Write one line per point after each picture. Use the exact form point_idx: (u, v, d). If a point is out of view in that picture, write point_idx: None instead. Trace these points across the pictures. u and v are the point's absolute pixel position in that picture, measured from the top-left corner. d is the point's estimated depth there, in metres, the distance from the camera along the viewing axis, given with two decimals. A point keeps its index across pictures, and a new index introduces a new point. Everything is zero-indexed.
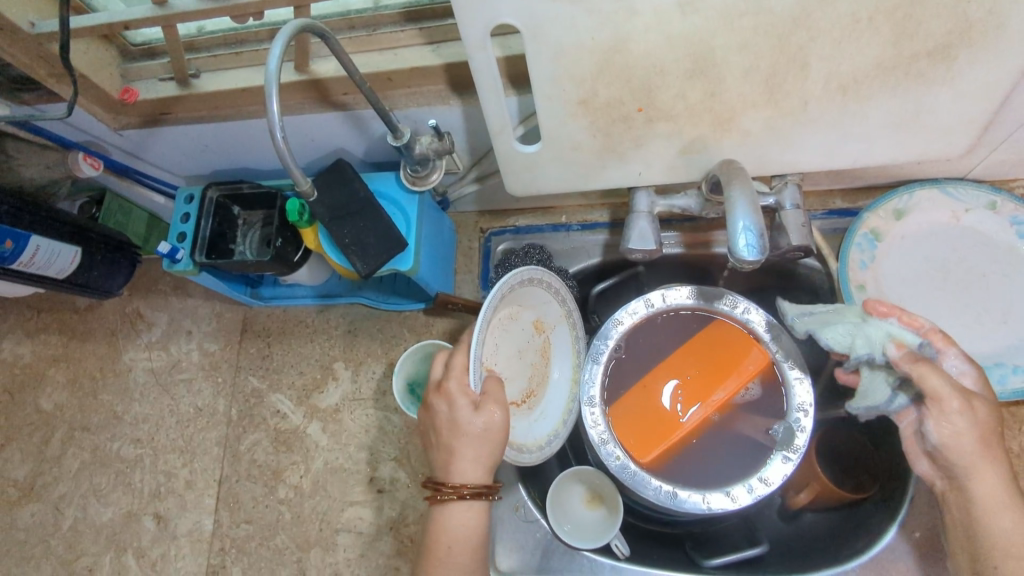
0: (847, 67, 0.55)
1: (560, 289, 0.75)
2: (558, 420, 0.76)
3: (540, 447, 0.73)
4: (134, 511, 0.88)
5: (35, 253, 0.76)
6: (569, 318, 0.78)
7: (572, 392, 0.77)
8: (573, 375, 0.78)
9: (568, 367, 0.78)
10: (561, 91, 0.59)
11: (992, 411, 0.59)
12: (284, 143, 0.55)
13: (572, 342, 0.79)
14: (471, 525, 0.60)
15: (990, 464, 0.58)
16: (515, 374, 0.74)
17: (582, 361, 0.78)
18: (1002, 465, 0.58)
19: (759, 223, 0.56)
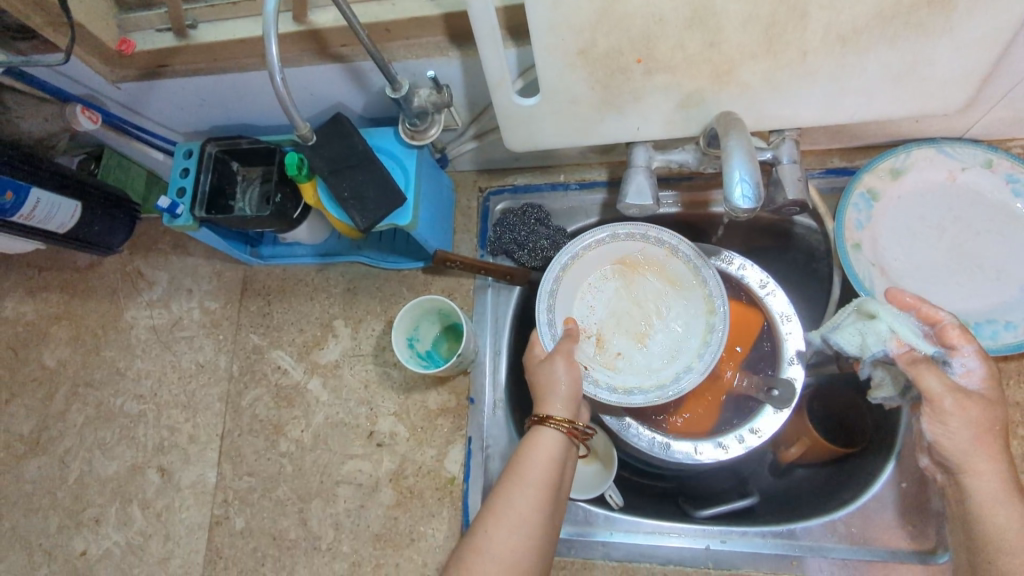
0: (846, 16, 0.55)
1: (651, 230, 0.76)
2: (694, 356, 0.74)
3: (663, 384, 0.73)
4: (139, 464, 0.90)
5: (35, 207, 0.77)
6: (684, 257, 0.76)
7: (708, 322, 0.74)
8: (706, 318, 0.75)
9: (698, 304, 0.76)
10: (560, 40, 0.58)
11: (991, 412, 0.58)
12: (284, 89, 0.55)
13: (695, 276, 0.76)
14: (545, 454, 0.61)
15: (987, 466, 0.58)
16: (633, 335, 0.77)
17: (713, 294, 0.75)
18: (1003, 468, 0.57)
19: (756, 174, 0.57)
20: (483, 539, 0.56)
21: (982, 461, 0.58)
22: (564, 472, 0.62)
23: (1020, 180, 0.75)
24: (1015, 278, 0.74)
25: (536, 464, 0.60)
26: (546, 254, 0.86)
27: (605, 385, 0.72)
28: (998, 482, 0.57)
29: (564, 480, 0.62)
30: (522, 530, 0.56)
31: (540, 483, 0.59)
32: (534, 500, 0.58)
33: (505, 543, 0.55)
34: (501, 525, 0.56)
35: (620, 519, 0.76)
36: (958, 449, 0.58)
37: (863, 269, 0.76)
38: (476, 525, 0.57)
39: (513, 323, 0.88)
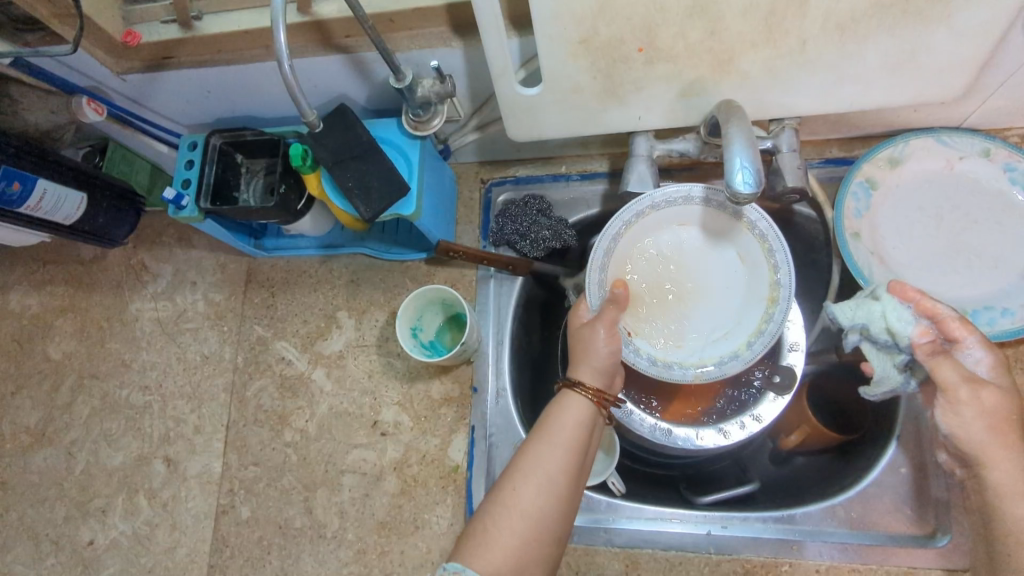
0: (845, 4, 0.55)
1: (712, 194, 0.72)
2: (744, 343, 0.70)
3: (705, 365, 0.70)
4: (145, 455, 0.91)
5: (42, 198, 0.78)
6: (759, 235, 0.71)
7: (766, 312, 0.70)
8: (766, 306, 0.70)
9: (763, 289, 0.71)
10: (563, 30, 0.59)
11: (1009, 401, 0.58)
12: (291, 76, 0.56)
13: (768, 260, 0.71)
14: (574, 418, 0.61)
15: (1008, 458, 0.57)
16: (685, 305, 0.74)
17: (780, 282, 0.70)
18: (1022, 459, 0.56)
19: (756, 161, 0.57)
20: (508, 496, 0.57)
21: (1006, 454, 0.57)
22: (592, 437, 0.62)
23: (1018, 169, 0.76)
24: (1013, 265, 0.75)
25: (566, 427, 0.60)
26: (548, 245, 0.87)
27: (644, 355, 0.70)
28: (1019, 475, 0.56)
29: (591, 446, 0.62)
30: (549, 489, 0.57)
31: (568, 446, 0.59)
32: (563, 462, 0.58)
33: (530, 500, 0.56)
34: (527, 483, 0.57)
35: (622, 505, 0.77)
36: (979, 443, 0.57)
37: (862, 257, 0.77)
38: (502, 482, 0.58)
39: (515, 314, 0.89)
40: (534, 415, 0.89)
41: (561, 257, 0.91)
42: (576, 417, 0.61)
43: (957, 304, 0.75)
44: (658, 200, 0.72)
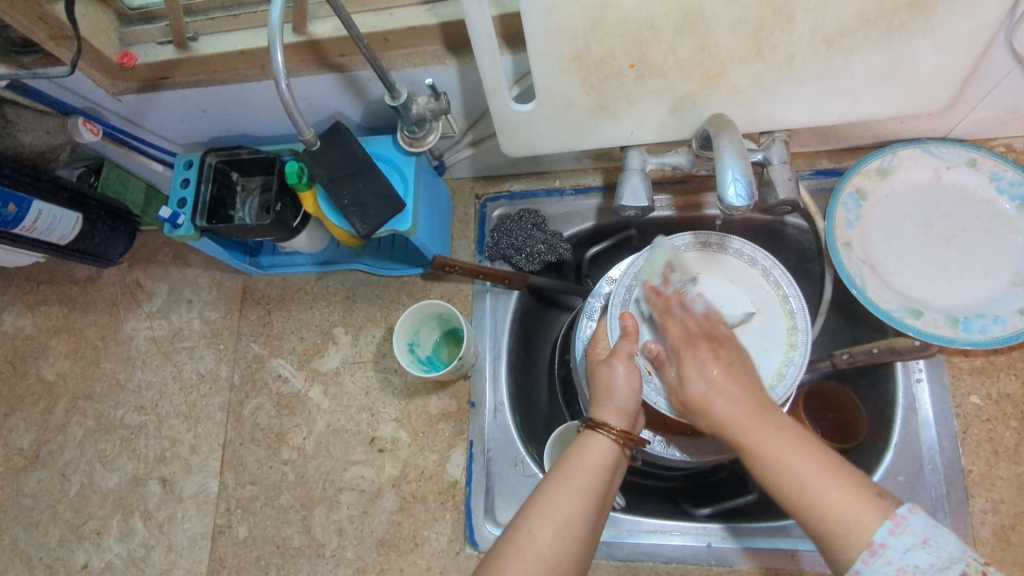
0: (831, 19, 0.57)
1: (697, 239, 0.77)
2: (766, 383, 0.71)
3: None
4: (140, 476, 0.90)
5: (37, 219, 0.78)
6: (772, 281, 0.75)
7: (785, 357, 0.71)
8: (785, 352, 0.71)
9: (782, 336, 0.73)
10: (555, 47, 0.60)
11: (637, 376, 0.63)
12: (290, 95, 0.57)
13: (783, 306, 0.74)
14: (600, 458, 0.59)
15: (750, 412, 0.54)
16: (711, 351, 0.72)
17: (798, 329, 0.72)
18: (756, 407, 0.55)
19: (748, 173, 0.58)
20: (523, 539, 0.54)
21: (734, 409, 0.55)
22: (613, 479, 0.60)
23: (1003, 178, 0.77)
24: (1002, 272, 0.75)
25: (585, 468, 0.58)
26: (543, 259, 0.87)
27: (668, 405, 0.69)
28: (768, 425, 0.53)
29: (613, 488, 0.60)
30: (565, 534, 0.54)
31: (587, 488, 0.57)
32: (581, 505, 0.55)
33: (547, 542, 0.53)
34: (545, 526, 0.54)
35: (623, 518, 0.77)
36: (725, 413, 0.55)
37: (855, 267, 0.77)
38: (516, 524, 0.55)
39: (511, 327, 0.89)
40: (532, 428, 0.89)
41: (557, 270, 0.92)
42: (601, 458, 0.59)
43: (949, 312, 0.75)
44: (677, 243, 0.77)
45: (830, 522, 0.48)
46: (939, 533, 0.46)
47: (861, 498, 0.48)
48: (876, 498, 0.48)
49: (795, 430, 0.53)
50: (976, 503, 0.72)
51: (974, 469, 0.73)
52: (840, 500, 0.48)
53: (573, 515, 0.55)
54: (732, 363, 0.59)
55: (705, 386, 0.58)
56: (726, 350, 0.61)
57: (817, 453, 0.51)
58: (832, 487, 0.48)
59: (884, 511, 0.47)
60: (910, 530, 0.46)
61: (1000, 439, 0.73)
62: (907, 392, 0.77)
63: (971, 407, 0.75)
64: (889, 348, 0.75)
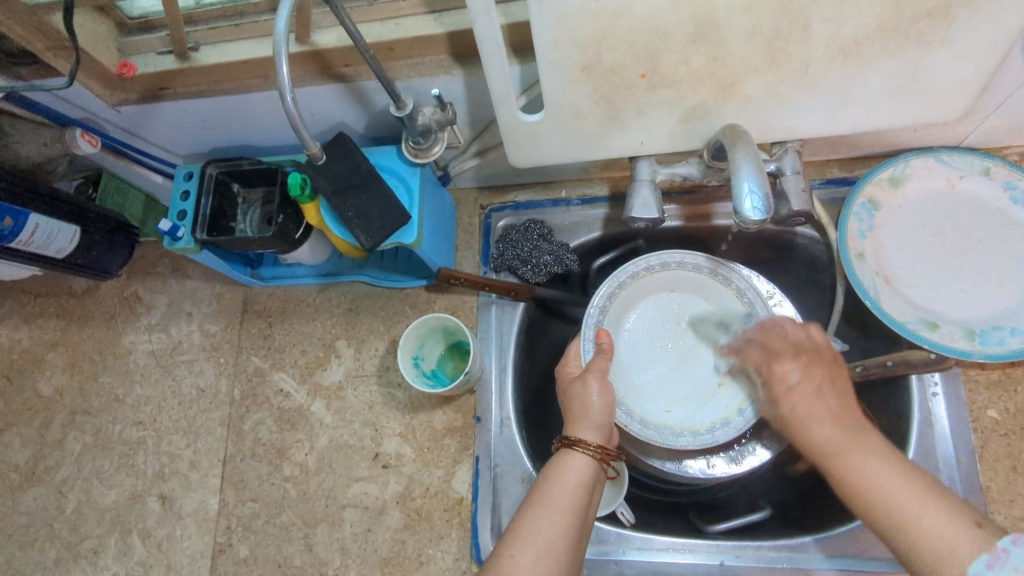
0: (848, 29, 0.55)
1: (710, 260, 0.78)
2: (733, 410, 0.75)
3: (694, 431, 0.75)
4: (139, 493, 0.88)
5: (33, 232, 0.77)
6: (746, 301, 0.77)
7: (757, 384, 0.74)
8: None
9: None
10: (565, 57, 0.59)
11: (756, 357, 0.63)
12: (295, 108, 0.55)
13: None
14: (580, 476, 0.59)
15: (838, 435, 0.52)
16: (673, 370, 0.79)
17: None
18: (846, 428, 0.53)
19: (764, 185, 0.57)
20: (507, 564, 0.52)
21: (826, 433, 0.53)
22: (592, 498, 0.59)
23: (1018, 188, 0.76)
24: (1018, 283, 0.74)
25: (563, 488, 0.57)
26: (549, 270, 0.86)
27: (639, 419, 0.74)
28: (857, 448, 0.51)
29: (592, 507, 0.59)
30: (549, 557, 0.53)
31: (566, 508, 0.56)
32: (563, 525, 0.54)
33: (530, 565, 0.52)
34: (528, 548, 0.53)
35: (633, 536, 0.75)
36: (819, 437, 0.53)
37: (868, 278, 0.76)
38: (501, 548, 0.54)
39: (517, 339, 0.88)
40: (538, 443, 0.87)
41: (562, 280, 0.91)
42: (581, 479, 0.59)
43: (964, 325, 0.74)
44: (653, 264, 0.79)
45: (922, 549, 0.47)
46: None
47: (954, 526, 0.46)
48: (971, 528, 0.46)
49: (886, 451, 0.51)
50: (995, 520, 0.70)
51: (992, 485, 0.71)
52: (934, 526, 0.47)
53: (554, 540, 0.54)
54: (821, 381, 0.57)
55: (793, 410, 0.56)
56: (818, 364, 0.58)
57: (909, 476, 0.49)
58: (925, 512, 0.47)
59: (981, 542, 0.45)
60: (1009, 565, 0.44)
61: (1018, 454, 0.72)
62: (922, 406, 0.75)
63: (988, 422, 0.73)
64: (904, 361, 0.75)
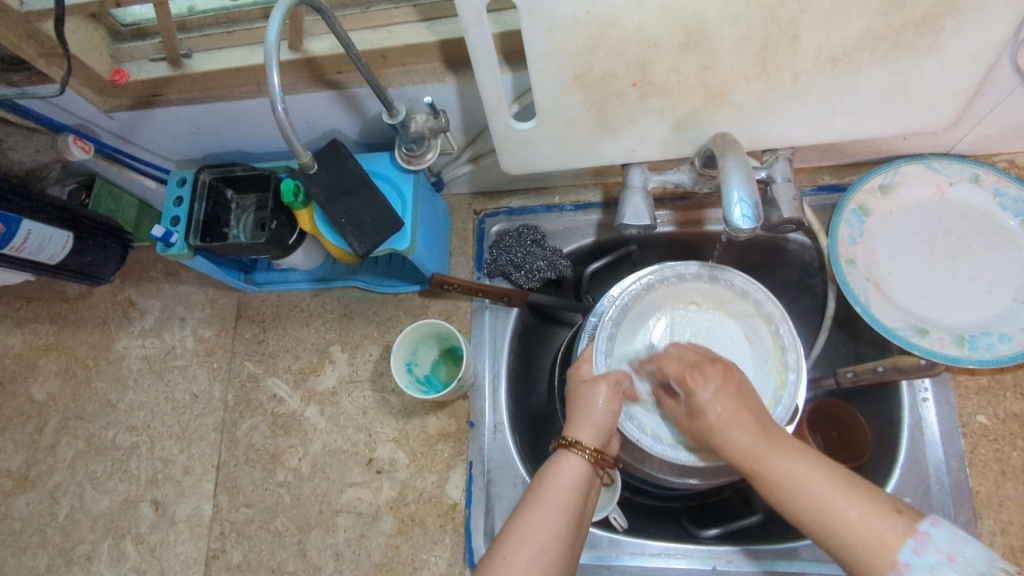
0: (837, 38, 0.56)
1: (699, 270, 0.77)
2: None
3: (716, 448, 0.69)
4: (132, 498, 0.88)
5: (26, 238, 0.77)
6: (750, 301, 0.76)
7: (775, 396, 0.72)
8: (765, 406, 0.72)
9: (771, 371, 0.73)
10: (556, 66, 0.59)
11: (701, 374, 0.59)
12: (286, 117, 0.55)
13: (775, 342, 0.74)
14: (572, 483, 0.58)
15: (762, 442, 0.54)
16: None
17: (789, 368, 0.72)
18: (765, 432, 0.54)
19: (753, 193, 0.57)
20: (499, 565, 0.52)
21: (747, 440, 0.54)
22: (588, 501, 0.59)
23: (1007, 195, 0.76)
24: (1004, 289, 0.75)
25: (559, 490, 0.57)
26: (542, 275, 0.86)
27: (653, 433, 0.69)
28: (781, 449, 0.53)
29: (586, 512, 0.59)
30: (542, 561, 0.53)
31: (561, 511, 0.56)
32: (558, 527, 0.55)
33: (522, 567, 0.52)
34: (520, 551, 0.53)
35: (625, 541, 0.76)
36: (740, 445, 0.54)
37: (859, 284, 0.76)
38: (493, 551, 0.54)
39: (511, 345, 0.88)
40: (532, 447, 0.88)
41: (556, 285, 0.91)
42: (579, 481, 0.59)
43: (954, 331, 0.74)
44: (669, 276, 0.77)
45: (849, 538, 0.48)
46: (965, 548, 0.46)
47: (879, 513, 0.48)
48: (897, 518, 0.48)
49: (809, 453, 0.53)
50: (984, 524, 0.71)
51: (981, 490, 0.72)
52: (861, 519, 0.48)
53: (543, 541, 0.54)
54: (737, 386, 0.58)
55: (719, 415, 0.56)
56: (732, 376, 0.59)
57: (832, 474, 0.51)
58: (851, 505, 0.49)
59: (905, 529, 0.47)
60: (934, 547, 0.46)
61: (1008, 459, 0.72)
62: (913, 412, 0.76)
63: (978, 427, 0.74)
64: (895, 366, 0.75)
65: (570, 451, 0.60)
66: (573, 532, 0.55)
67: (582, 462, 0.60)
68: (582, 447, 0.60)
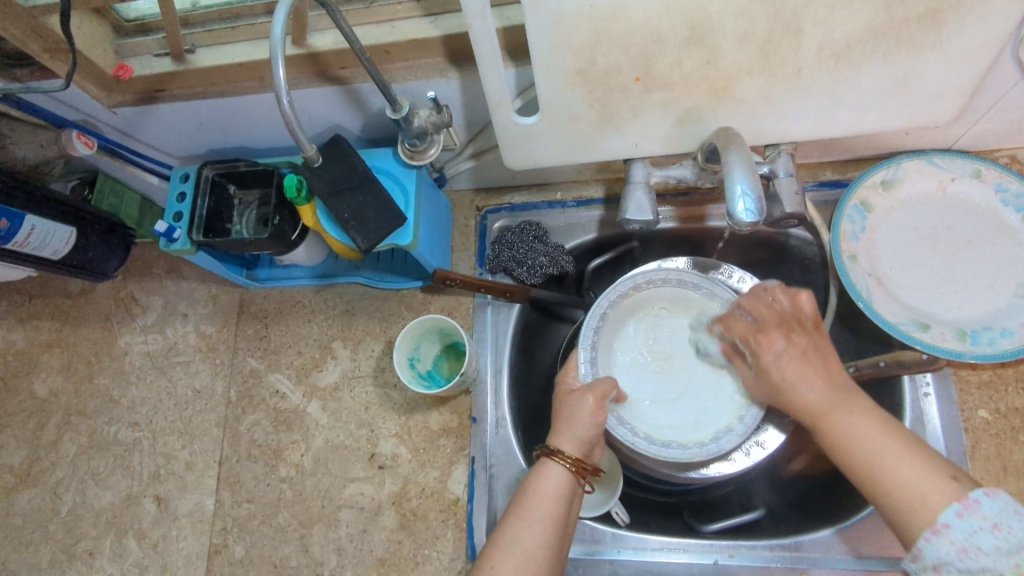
0: (839, 33, 0.56)
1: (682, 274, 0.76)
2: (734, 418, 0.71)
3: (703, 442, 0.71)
4: (134, 494, 0.88)
5: (30, 233, 0.77)
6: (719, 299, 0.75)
7: None
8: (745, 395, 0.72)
9: None
10: (560, 60, 0.59)
11: (773, 335, 0.62)
12: (291, 110, 0.55)
13: None
14: (555, 491, 0.59)
15: (828, 401, 0.56)
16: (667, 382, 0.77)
17: None
18: (831, 392, 0.57)
19: (756, 187, 0.57)
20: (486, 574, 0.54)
21: (813, 397, 0.57)
22: (571, 507, 0.60)
23: (1008, 190, 0.76)
24: (1005, 284, 0.75)
25: (544, 499, 0.59)
26: (545, 271, 0.86)
27: (645, 436, 0.71)
28: (844, 408, 0.55)
29: (571, 517, 0.60)
30: (528, 567, 0.55)
31: (546, 519, 0.57)
32: (542, 537, 0.56)
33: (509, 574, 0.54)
34: (506, 561, 0.55)
35: (626, 536, 0.76)
36: (808, 400, 0.58)
37: (860, 280, 0.77)
38: (481, 561, 0.56)
39: (513, 340, 0.88)
40: (535, 442, 0.88)
41: (558, 282, 0.91)
42: (563, 489, 0.60)
43: (956, 326, 0.74)
44: (640, 282, 0.76)
45: (899, 497, 0.50)
46: (1015, 521, 0.46)
47: (933, 476, 0.50)
48: (946, 485, 0.49)
49: (873, 413, 0.54)
50: None
51: (983, 484, 0.72)
52: (913, 479, 0.50)
53: (530, 550, 0.55)
54: (806, 348, 0.60)
55: (784, 372, 0.60)
56: (802, 336, 0.61)
57: (893, 436, 0.52)
58: (901, 465, 0.51)
59: (954, 493, 0.48)
60: (980, 513, 0.47)
61: (1009, 453, 0.73)
62: (914, 406, 0.76)
63: (979, 421, 0.74)
64: (897, 361, 0.75)
65: (551, 460, 0.61)
66: (558, 539, 0.57)
67: (563, 470, 0.60)
68: (562, 456, 0.61)
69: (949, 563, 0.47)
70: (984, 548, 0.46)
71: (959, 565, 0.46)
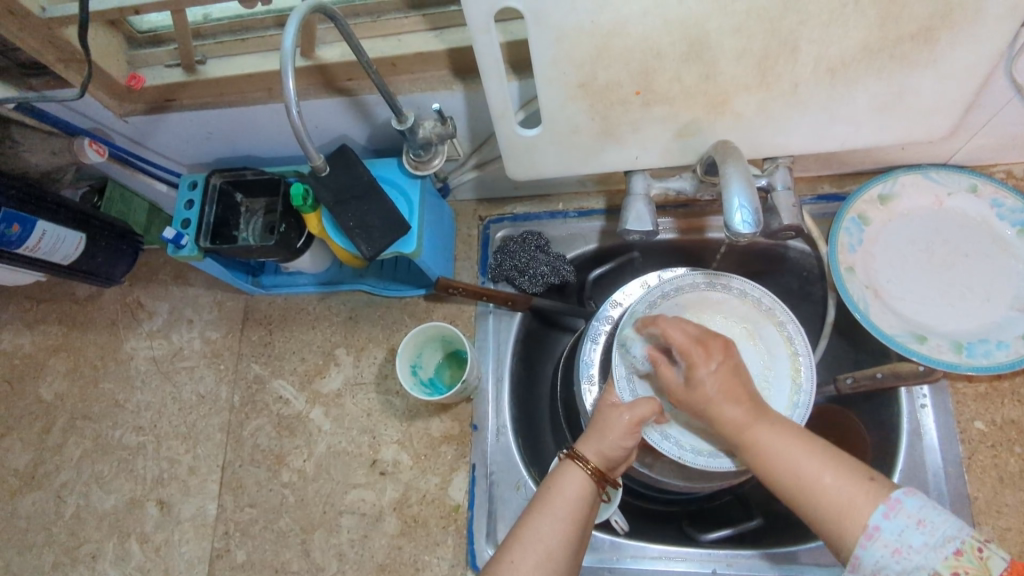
0: (835, 50, 0.57)
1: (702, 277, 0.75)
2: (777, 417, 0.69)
3: None
4: (137, 498, 0.89)
5: (41, 238, 0.78)
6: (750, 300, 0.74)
7: (794, 386, 0.71)
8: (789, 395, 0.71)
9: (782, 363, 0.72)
10: (562, 74, 0.60)
11: (704, 351, 0.61)
12: (300, 121, 0.57)
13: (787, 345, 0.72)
14: (578, 493, 0.59)
15: (750, 414, 0.59)
16: None
17: (800, 357, 0.71)
18: (753, 407, 0.59)
19: (753, 200, 0.58)
20: (506, 569, 0.55)
21: (736, 412, 0.59)
22: (592, 512, 0.60)
23: (1004, 205, 0.77)
24: (1000, 297, 0.76)
25: (566, 500, 0.58)
26: (546, 281, 0.87)
27: (692, 448, 0.68)
28: (765, 422, 0.58)
29: (590, 522, 0.60)
30: (548, 566, 0.55)
31: (568, 519, 0.57)
32: (564, 537, 0.56)
33: (528, 571, 0.54)
34: (527, 554, 0.55)
35: (626, 544, 0.76)
36: (730, 418, 0.59)
37: (858, 292, 0.77)
38: (500, 555, 0.56)
39: (514, 349, 0.89)
40: (536, 450, 0.89)
41: (559, 291, 0.91)
42: (584, 491, 0.59)
43: (952, 338, 0.75)
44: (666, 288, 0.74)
45: (827, 504, 0.51)
46: (936, 515, 0.49)
47: (854, 484, 0.51)
48: (871, 486, 0.51)
49: (790, 428, 0.57)
50: (982, 530, 0.71)
51: (979, 496, 0.72)
52: (835, 484, 0.52)
53: (551, 547, 0.56)
54: (734, 365, 0.61)
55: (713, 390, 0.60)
56: (728, 354, 0.62)
57: (811, 445, 0.55)
58: (824, 471, 0.53)
59: (878, 496, 0.50)
60: (904, 512, 0.49)
61: (1005, 465, 0.73)
62: (911, 418, 0.77)
63: (976, 433, 0.75)
64: (893, 373, 0.76)
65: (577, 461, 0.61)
66: (578, 540, 0.57)
67: (586, 474, 0.60)
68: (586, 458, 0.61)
69: (886, 567, 0.48)
70: (914, 545, 0.48)
71: (894, 567, 0.48)
